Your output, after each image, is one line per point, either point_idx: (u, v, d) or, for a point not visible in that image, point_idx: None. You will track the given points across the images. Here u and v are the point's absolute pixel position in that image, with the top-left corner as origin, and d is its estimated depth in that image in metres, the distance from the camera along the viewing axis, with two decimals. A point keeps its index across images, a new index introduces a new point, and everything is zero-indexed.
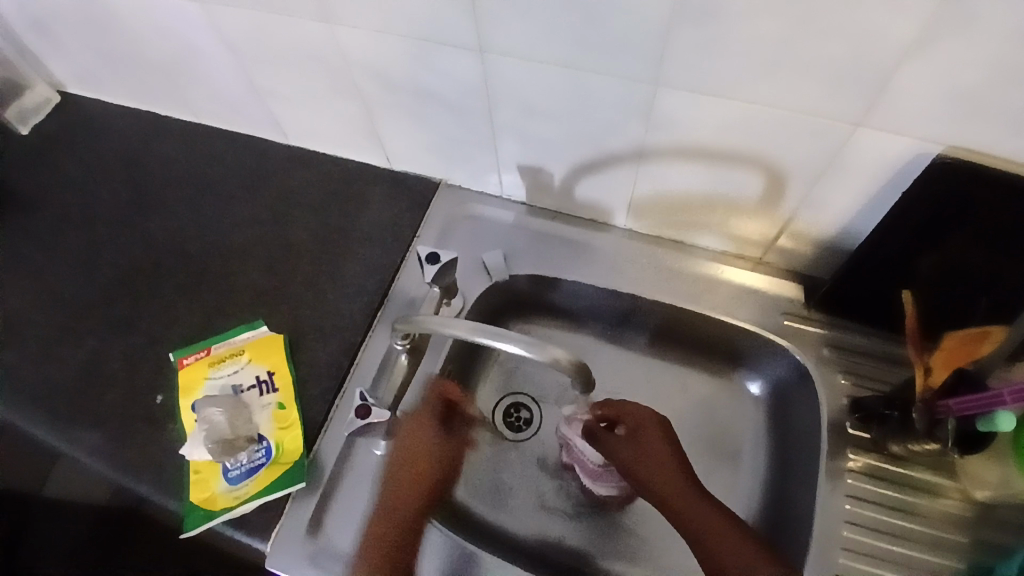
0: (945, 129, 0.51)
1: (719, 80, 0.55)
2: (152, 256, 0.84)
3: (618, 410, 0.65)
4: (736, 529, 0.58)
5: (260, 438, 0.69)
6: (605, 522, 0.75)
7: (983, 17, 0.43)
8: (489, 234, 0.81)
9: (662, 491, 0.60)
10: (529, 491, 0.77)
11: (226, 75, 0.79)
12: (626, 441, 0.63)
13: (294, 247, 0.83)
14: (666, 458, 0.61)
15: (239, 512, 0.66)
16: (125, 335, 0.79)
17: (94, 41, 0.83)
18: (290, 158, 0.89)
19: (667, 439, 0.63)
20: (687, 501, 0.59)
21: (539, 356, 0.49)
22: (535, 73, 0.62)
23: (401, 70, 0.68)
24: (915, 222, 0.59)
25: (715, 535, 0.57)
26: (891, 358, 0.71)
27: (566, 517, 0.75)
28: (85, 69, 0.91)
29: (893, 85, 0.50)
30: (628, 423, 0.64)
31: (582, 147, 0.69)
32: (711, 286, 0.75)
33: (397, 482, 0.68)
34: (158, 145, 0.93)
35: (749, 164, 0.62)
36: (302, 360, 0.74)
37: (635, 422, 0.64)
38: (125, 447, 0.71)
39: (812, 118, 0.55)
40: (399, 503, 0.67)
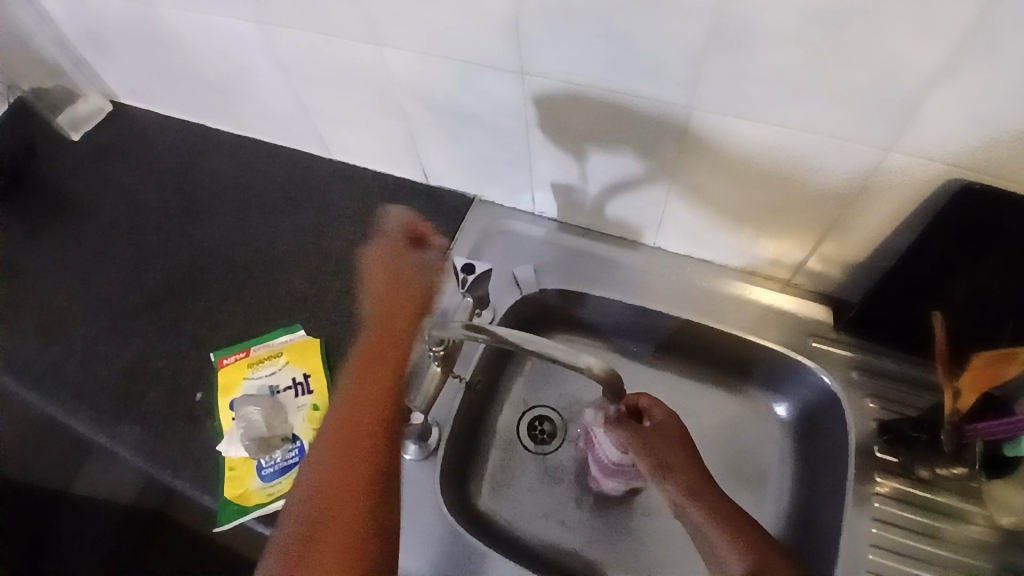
0: (973, 155, 0.53)
1: (750, 104, 0.57)
2: (197, 261, 0.88)
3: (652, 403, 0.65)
4: (751, 528, 0.57)
5: (294, 438, 0.73)
6: (621, 533, 0.75)
7: (1009, 50, 0.45)
8: (520, 249, 0.83)
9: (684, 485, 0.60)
10: (546, 497, 0.78)
11: (276, 93, 0.84)
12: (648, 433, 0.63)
13: (332, 256, 0.86)
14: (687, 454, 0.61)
15: (271, 508, 0.68)
16: (169, 335, 0.82)
17: (154, 59, 0.88)
18: (332, 172, 0.93)
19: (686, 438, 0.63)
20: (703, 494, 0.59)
21: (572, 361, 0.50)
22: (572, 97, 0.64)
23: (443, 91, 0.71)
24: (944, 246, 0.59)
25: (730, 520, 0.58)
26: (919, 382, 0.70)
27: (581, 525, 0.76)
28: (143, 84, 0.96)
29: (921, 113, 0.51)
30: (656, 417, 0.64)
31: (615, 168, 0.71)
32: (739, 306, 0.76)
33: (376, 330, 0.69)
34: (207, 157, 0.98)
35: (779, 186, 0.64)
36: (336, 364, 0.77)
37: (661, 416, 0.64)
38: (166, 442, 0.74)
39: (841, 143, 0.57)
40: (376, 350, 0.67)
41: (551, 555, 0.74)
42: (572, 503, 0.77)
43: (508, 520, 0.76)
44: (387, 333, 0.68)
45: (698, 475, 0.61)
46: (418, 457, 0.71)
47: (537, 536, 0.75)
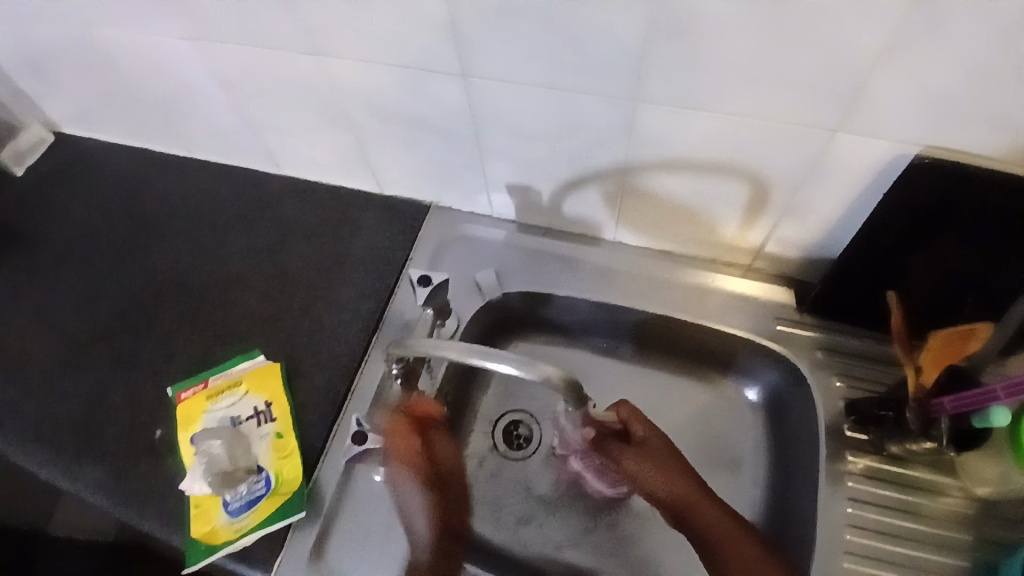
0: (920, 131, 0.52)
1: (699, 94, 0.56)
2: (148, 290, 0.85)
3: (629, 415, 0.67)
4: (745, 539, 0.65)
5: (259, 469, 0.69)
6: (598, 535, 0.75)
7: (947, 23, 0.44)
8: (481, 254, 0.82)
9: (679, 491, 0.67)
10: (522, 504, 0.77)
11: (217, 109, 0.81)
12: (634, 449, 0.67)
13: (289, 275, 0.83)
14: (667, 460, 0.67)
15: (240, 544, 0.66)
16: (124, 370, 0.79)
17: (87, 82, 0.84)
18: (284, 187, 0.90)
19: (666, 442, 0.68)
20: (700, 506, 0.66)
21: (533, 375, 0.49)
22: (520, 97, 0.63)
23: (388, 98, 0.69)
24: (898, 223, 0.60)
25: (726, 538, 0.66)
26: (884, 357, 0.71)
27: (556, 529, 0.75)
28: (78, 108, 0.92)
29: (866, 93, 0.51)
30: (636, 430, 0.67)
31: (569, 166, 0.70)
32: (704, 295, 0.76)
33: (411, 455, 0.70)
34: (152, 180, 0.94)
35: (731, 173, 0.63)
36: (299, 388, 0.74)
37: (643, 429, 0.67)
38: (125, 482, 0.71)
39: (790, 128, 0.56)
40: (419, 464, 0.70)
41: (526, 561, 0.74)
42: (553, 508, 0.76)
43: (489, 531, 0.75)
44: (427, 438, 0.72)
45: (694, 487, 0.67)
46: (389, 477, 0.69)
47: (512, 542, 0.75)
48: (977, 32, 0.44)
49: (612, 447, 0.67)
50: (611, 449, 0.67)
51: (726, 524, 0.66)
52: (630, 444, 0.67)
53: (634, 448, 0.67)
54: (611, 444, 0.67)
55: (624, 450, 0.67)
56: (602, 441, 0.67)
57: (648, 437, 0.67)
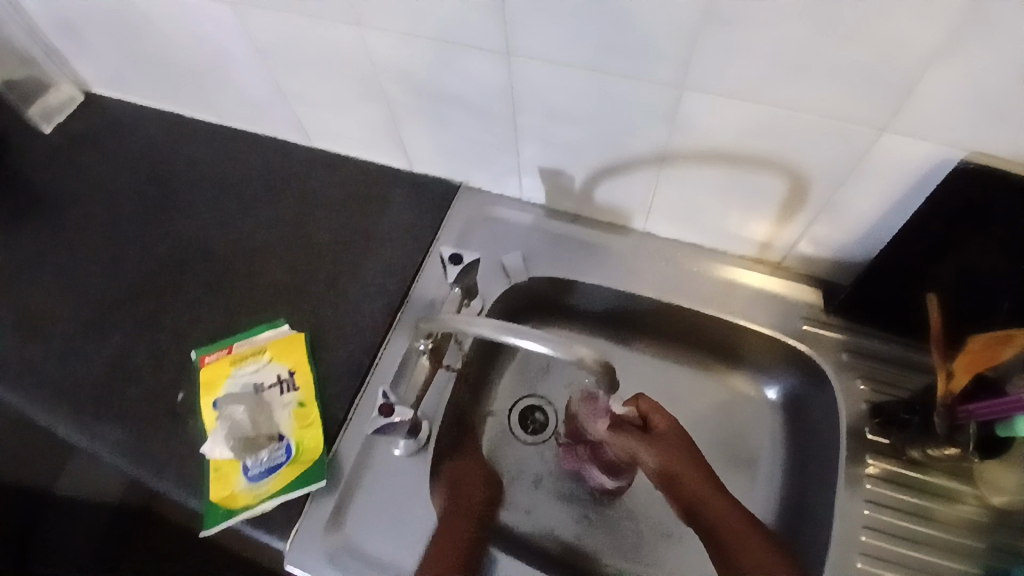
0: (969, 134, 0.52)
1: (745, 84, 0.55)
2: (175, 254, 0.85)
3: (649, 409, 0.65)
4: (757, 539, 0.61)
5: (281, 437, 0.70)
6: (600, 526, 0.75)
7: (1006, 27, 0.44)
8: (508, 237, 0.82)
9: (695, 491, 0.63)
10: (526, 489, 0.77)
11: (251, 77, 0.81)
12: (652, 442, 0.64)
13: (315, 247, 0.83)
14: (687, 458, 0.63)
15: (260, 510, 0.66)
16: (150, 333, 0.80)
17: (123, 43, 0.84)
18: (313, 160, 0.91)
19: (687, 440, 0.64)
20: (716, 510, 0.62)
21: (565, 355, 0.49)
22: (562, 79, 0.62)
23: (426, 73, 0.69)
24: (936, 228, 0.59)
25: (739, 539, 0.61)
26: (909, 363, 0.71)
27: (567, 514, 0.76)
28: (111, 69, 0.92)
29: (916, 94, 0.51)
30: (657, 422, 0.64)
31: (604, 152, 0.70)
32: (730, 290, 0.76)
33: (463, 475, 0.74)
34: (182, 146, 0.95)
35: (770, 168, 0.63)
36: (321, 358, 0.75)
37: (665, 425, 0.64)
38: (148, 443, 0.72)
39: (835, 124, 0.56)
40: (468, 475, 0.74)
41: (525, 545, 0.74)
42: (568, 494, 0.77)
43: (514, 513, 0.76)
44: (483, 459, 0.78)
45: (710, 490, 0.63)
46: (408, 452, 0.69)
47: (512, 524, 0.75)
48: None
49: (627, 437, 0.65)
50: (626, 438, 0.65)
51: (744, 532, 0.61)
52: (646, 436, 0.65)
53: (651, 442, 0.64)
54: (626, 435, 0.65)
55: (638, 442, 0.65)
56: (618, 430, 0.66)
57: (670, 432, 0.64)
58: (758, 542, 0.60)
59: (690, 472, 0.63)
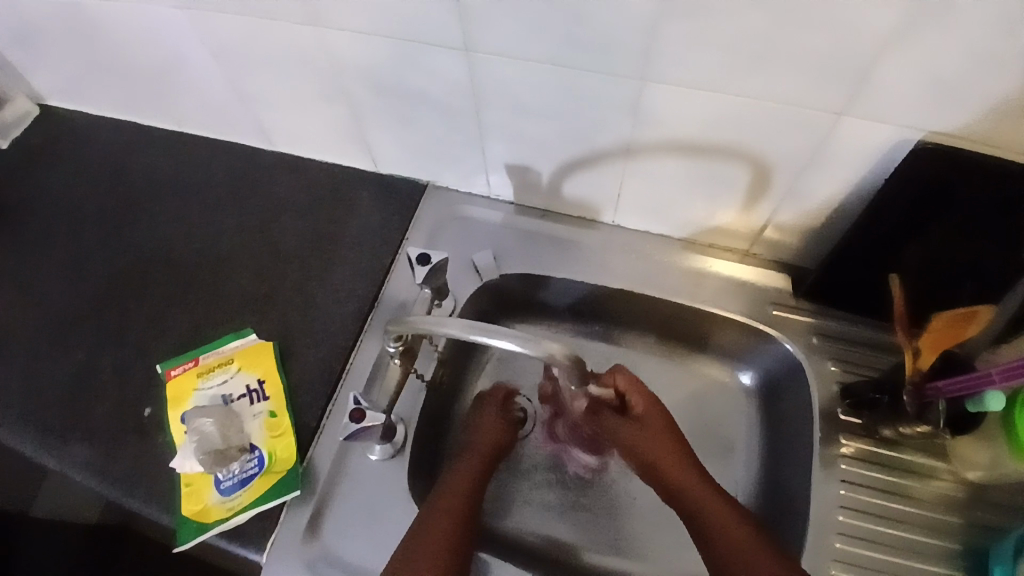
0: (924, 117, 0.53)
1: (706, 73, 0.55)
2: (139, 265, 0.83)
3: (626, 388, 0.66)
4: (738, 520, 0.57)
5: (252, 448, 0.68)
6: (595, 517, 0.75)
7: (957, 9, 0.44)
8: (478, 235, 0.81)
9: (673, 477, 0.63)
10: (508, 483, 0.76)
11: (212, 81, 0.78)
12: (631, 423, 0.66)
13: (282, 252, 0.82)
14: (666, 439, 0.64)
15: (233, 523, 0.65)
16: (115, 347, 0.77)
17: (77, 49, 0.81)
18: (277, 164, 0.89)
19: (669, 422, 0.66)
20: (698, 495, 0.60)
21: (535, 351, 0.48)
22: (524, 73, 0.62)
23: (387, 71, 0.67)
24: (898, 208, 0.60)
25: (720, 521, 0.57)
26: (878, 343, 0.72)
27: (559, 510, 0.75)
28: (67, 79, 0.89)
29: (873, 77, 0.51)
30: (635, 401, 0.66)
31: (571, 146, 0.69)
32: (701, 279, 0.76)
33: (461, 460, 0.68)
34: (142, 154, 0.92)
35: (734, 157, 0.63)
36: (292, 366, 0.73)
37: (641, 404, 0.66)
38: (118, 460, 0.70)
39: (795, 110, 0.56)
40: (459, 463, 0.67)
41: (508, 540, 0.73)
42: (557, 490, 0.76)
43: (517, 516, 0.75)
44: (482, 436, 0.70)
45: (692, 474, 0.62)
46: (385, 457, 0.68)
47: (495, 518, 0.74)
48: (990, 16, 0.44)
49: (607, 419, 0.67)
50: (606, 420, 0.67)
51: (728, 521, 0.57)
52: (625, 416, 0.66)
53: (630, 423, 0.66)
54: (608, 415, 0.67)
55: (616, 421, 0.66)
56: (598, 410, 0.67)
57: (648, 412, 0.66)
58: (744, 528, 0.56)
59: (672, 455, 0.64)
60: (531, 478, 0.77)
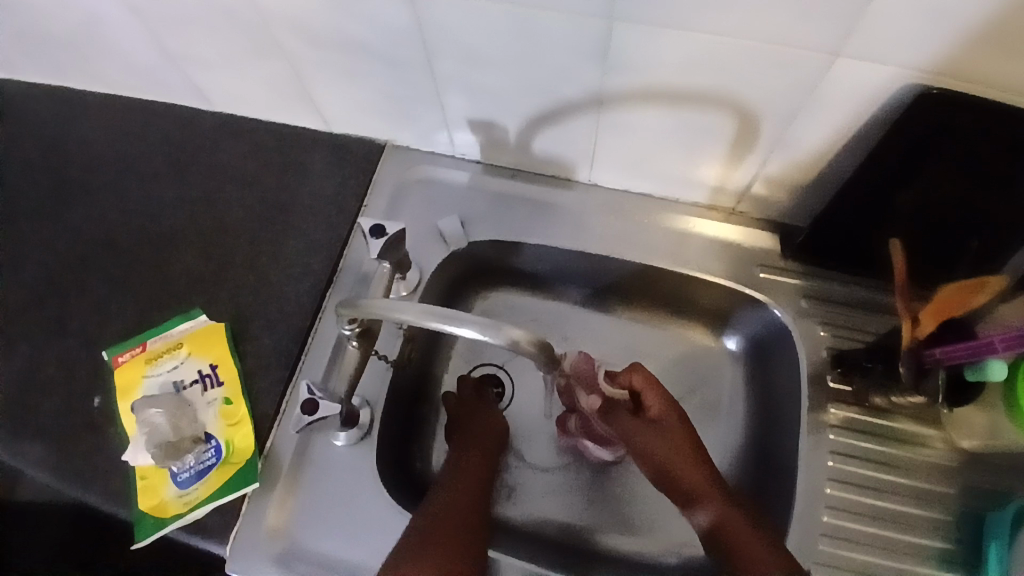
0: (931, 56, 0.46)
1: (682, 10, 0.48)
2: (77, 246, 0.76)
3: (644, 391, 0.62)
4: (760, 539, 0.53)
5: (208, 438, 0.64)
6: (585, 497, 0.72)
7: None
8: (443, 199, 0.75)
9: (692, 489, 0.57)
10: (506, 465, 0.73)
11: (135, 39, 0.70)
12: (645, 423, 0.61)
13: (231, 226, 0.75)
14: (683, 444, 0.59)
15: (192, 518, 0.61)
16: (55, 336, 0.72)
17: None
18: (219, 127, 0.81)
19: (686, 426, 0.61)
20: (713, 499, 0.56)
21: (497, 338, 0.43)
22: (475, 16, 0.54)
23: (323, 18, 0.59)
24: (899, 158, 0.54)
25: (740, 539, 0.53)
26: (871, 303, 0.67)
27: (549, 491, 0.72)
28: None
29: (873, 13, 0.44)
30: (651, 404, 0.62)
31: (537, 99, 0.62)
32: (683, 240, 0.71)
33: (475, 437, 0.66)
34: (72, 123, 0.84)
35: (716, 105, 0.57)
36: (245, 349, 0.68)
37: (657, 405, 0.61)
38: (68, 455, 0.65)
39: (785, 51, 0.49)
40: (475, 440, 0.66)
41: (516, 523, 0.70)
42: (544, 467, 0.73)
43: (507, 502, 0.71)
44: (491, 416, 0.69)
45: (704, 474, 0.58)
46: (351, 442, 0.64)
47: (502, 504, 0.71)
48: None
49: (621, 418, 0.63)
50: (619, 419, 0.63)
51: (742, 531, 0.54)
52: (641, 417, 0.62)
53: (645, 424, 0.61)
54: (622, 414, 0.63)
55: (631, 420, 0.62)
56: (611, 410, 0.64)
57: (666, 418, 0.61)
58: (765, 546, 0.52)
59: (688, 464, 0.58)
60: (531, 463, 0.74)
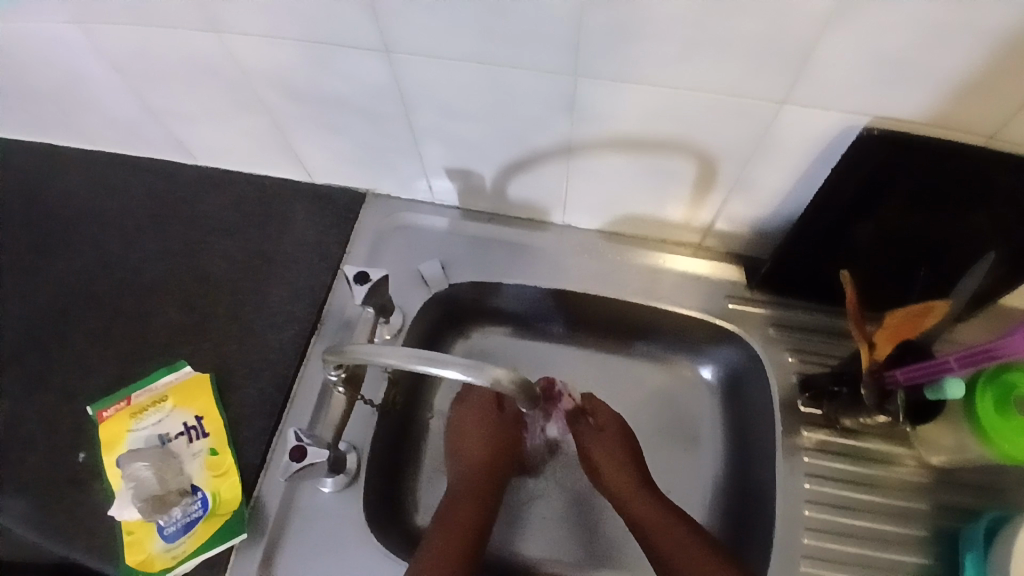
0: (869, 102, 0.50)
1: (641, 66, 0.52)
2: (61, 300, 0.77)
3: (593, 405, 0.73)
4: (682, 531, 0.62)
5: (194, 490, 0.64)
6: (576, 531, 0.72)
7: None
8: (424, 244, 0.77)
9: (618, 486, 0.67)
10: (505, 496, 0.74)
11: (117, 97, 0.73)
12: (593, 429, 0.71)
13: (215, 277, 0.77)
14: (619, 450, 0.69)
15: (179, 572, 0.61)
16: (36, 391, 0.72)
17: None
18: (202, 180, 0.83)
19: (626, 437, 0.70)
20: (640, 501, 0.65)
21: (481, 378, 0.46)
22: (449, 74, 0.58)
23: (304, 78, 0.63)
24: (848, 195, 0.58)
25: (661, 529, 0.62)
26: (836, 329, 0.71)
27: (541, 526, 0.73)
28: None
29: (813, 62, 0.48)
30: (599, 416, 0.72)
31: (510, 148, 0.66)
32: (656, 276, 0.74)
33: (479, 453, 0.69)
34: (55, 178, 0.86)
35: (678, 150, 0.60)
36: (231, 399, 0.69)
37: (605, 416, 0.72)
38: (49, 514, 0.65)
39: (735, 101, 0.53)
40: (483, 459, 0.69)
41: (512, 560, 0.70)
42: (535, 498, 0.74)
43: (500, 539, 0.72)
44: (502, 427, 0.72)
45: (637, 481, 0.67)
46: (338, 488, 0.65)
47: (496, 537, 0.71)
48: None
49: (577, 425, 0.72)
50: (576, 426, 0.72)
51: (663, 523, 0.63)
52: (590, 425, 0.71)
53: (593, 429, 0.71)
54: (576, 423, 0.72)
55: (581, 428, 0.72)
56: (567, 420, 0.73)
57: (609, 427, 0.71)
58: (685, 536, 0.61)
59: (619, 466, 0.68)
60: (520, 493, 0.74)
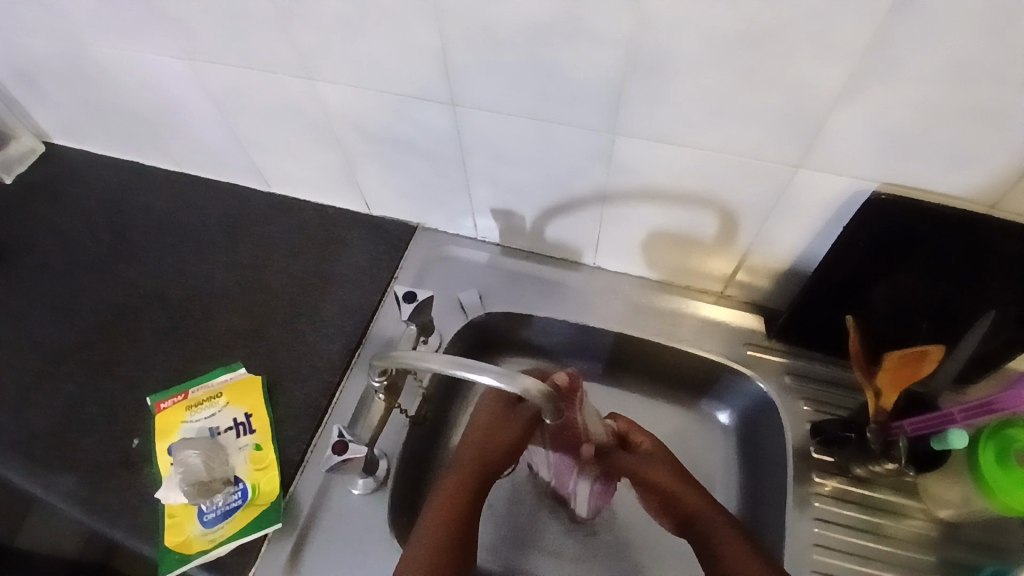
0: (875, 170, 0.57)
1: (675, 127, 0.60)
2: (132, 300, 0.86)
3: (629, 429, 0.74)
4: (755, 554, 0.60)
5: (236, 480, 0.69)
6: (590, 558, 0.75)
7: (906, 67, 0.48)
8: (464, 274, 0.84)
9: (694, 504, 0.66)
10: (487, 517, 0.78)
11: (209, 127, 0.83)
12: (640, 456, 0.72)
13: (273, 290, 0.84)
14: (668, 475, 0.69)
15: (214, 555, 0.65)
16: (102, 378, 0.79)
17: (82, 94, 0.86)
18: (270, 205, 0.93)
19: (673, 462, 0.71)
20: (710, 519, 0.64)
21: (511, 386, 0.50)
22: (505, 125, 0.66)
23: (378, 121, 0.72)
24: (861, 251, 0.63)
25: (731, 546, 0.61)
26: (848, 382, 0.74)
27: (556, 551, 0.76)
28: (71, 120, 0.94)
29: (826, 130, 0.55)
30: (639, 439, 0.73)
31: (553, 193, 0.73)
32: (678, 320, 0.79)
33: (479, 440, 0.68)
34: (141, 193, 0.96)
35: (705, 205, 0.67)
36: (277, 400, 0.75)
37: (648, 440, 0.73)
38: (100, 491, 0.70)
39: (757, 163, 0.60)
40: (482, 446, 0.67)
41: None
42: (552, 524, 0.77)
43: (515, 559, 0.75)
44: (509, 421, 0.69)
45: (704, 500, 0.66)
46: (367, 491, 0.69)
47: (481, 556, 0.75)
48: (932, 80, 0.48)
49: (617, 456, 0.73)
50: (619, 458, 0.73)
51: (732, 541, 0.61)
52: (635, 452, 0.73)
53: (640, 456, 0.72)
54: (617, 454, 0.73)
55: (623, 458, 0.73)
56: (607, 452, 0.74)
57: (655, 451, 0.72)
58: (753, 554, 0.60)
59: (681, 485, 0.68)
60: (510, 521, 0.78)
